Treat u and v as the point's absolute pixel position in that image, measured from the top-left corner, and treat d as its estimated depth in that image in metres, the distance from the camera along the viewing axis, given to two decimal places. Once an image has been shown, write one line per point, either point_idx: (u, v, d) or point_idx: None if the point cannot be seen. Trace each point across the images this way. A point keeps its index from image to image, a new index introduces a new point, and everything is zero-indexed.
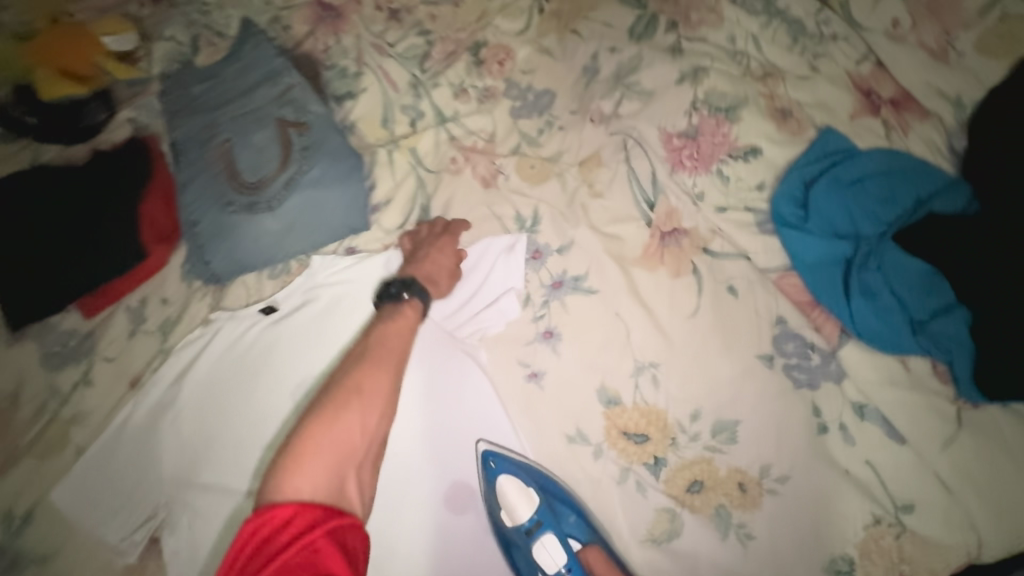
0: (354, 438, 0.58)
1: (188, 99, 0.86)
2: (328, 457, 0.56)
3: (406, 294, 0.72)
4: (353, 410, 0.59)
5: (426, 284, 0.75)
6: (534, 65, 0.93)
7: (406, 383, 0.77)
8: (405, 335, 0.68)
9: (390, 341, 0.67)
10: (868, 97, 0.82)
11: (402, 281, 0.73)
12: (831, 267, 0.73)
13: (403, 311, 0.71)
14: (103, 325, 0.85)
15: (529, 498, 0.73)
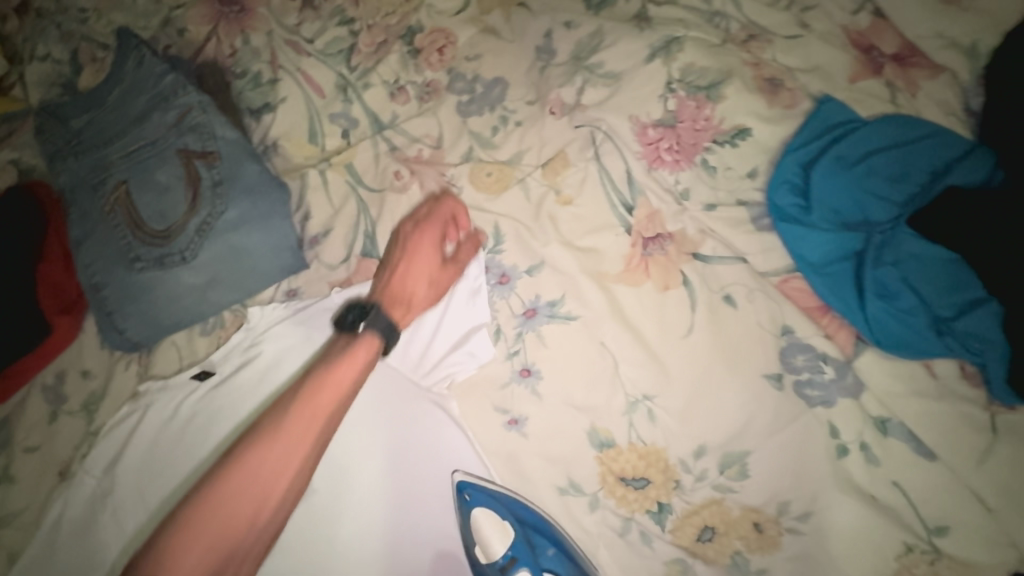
0: (251, 513, 0.49)
1: (70, 137, 0.73)
2: (214, 531, 0.48)
3: (363, 323, 0.61)
4: (259, 480, 0.50)
5: (389, 308, 0.63)
6: (480, 48, 0.79)
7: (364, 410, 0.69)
8: (352, 384, 0.57)
9: (333, 386, 0.56)
10: (868, 53, 0.71)
11: (362, 307, 0.62)
12: (840, 265, 0.64)
13: (358, 348, 0.59)
14: (18, 410, 0.74)
15: (505, 534, 0.64)
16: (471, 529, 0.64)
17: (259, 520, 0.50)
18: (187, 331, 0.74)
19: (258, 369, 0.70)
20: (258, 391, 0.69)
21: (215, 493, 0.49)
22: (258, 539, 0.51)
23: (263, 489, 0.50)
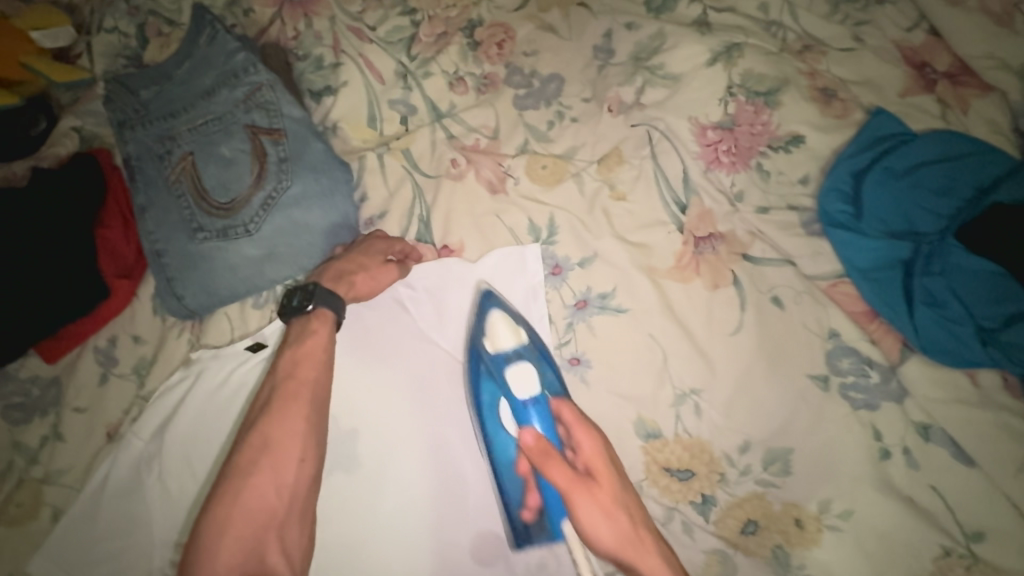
0: (269, 502, 0.56)
1: (138, 107, 0.74)
2: (242, 526, 0.55)
3: (311, 304, 0.65)
4: (263, 468, 0.57)
5: (334, 286, 0.68)
6: (538, 45, 0.81)
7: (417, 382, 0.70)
8: (317, 363, 0.64)
9: (301, 369, 0.63)
10: (920, 70, 0.72)
11: (304, 290, 0.66)
12: (888, 273, 0.65)
13: (313, 326, 0.65)
14: (70, 370, 0.76)
15: (518, 336, 0.68)
16: (485, 327, 0.69)
17: (277, 522, 0.57)
18: (239, 303, 0.75)
19: None
20: None
21: (222, 515, 0.55)
22: (289, 551, 0.57)
23: (269, 500, 0.57)
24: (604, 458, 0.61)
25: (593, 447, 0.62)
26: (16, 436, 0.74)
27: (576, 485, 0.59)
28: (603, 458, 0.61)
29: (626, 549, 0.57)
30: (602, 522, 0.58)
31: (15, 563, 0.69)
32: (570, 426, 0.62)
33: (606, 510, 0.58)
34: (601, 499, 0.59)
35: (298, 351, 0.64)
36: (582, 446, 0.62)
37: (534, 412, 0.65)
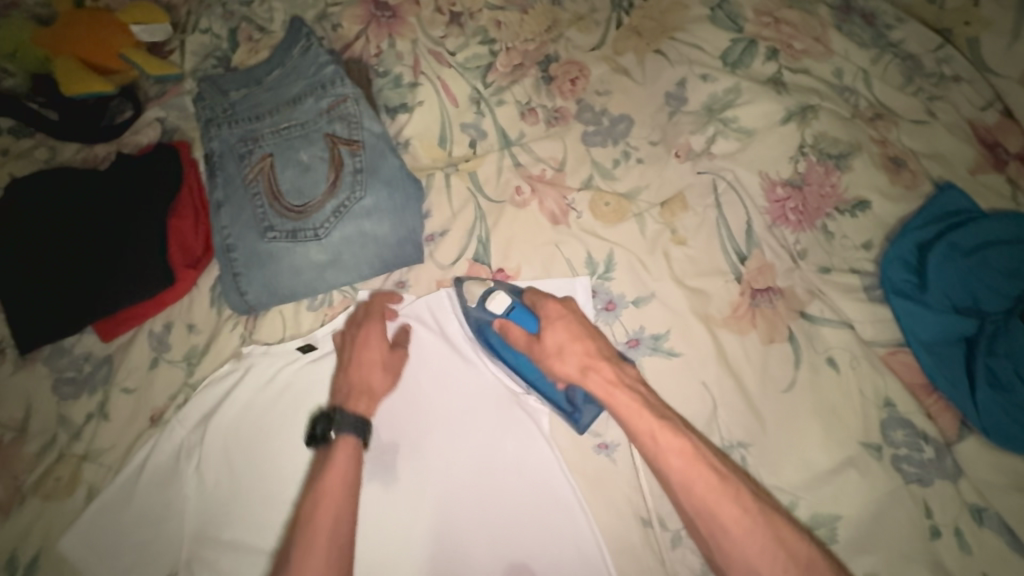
0: None
1: (226, 106, 0.78)
2: None
3: (335, 432, 0.63)
4: None
5: (353, 402, 0.66)
6: (610, 85, 0.82)
7: (455, 398, 0.71)
8: (337, 489, 0.58)
9: (321, 503, 0.57)
10: (991, 150, 0.73)
11: (326, 417, 0.64)
12: (951, 348, 0.65)
13: (336, 453, 0.62)
14: (122, 351, 0.77)
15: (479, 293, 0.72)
16: None
17: None
18: (294, 304, 0.76)
19: None
20: None
21: None
22: None
23: None
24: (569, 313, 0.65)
25: (555, 306, 0.66)
26: (62, 409, 0.75)
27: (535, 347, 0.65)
28: (572, 320, 0.64)
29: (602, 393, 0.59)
30: (556, 360, 0.63)
31: (44, 539, 0.69)
32: (550, 317, 0.65)
33: (556, 346, 0.64)
34: (552, 343, 0.64)
35: (318, 490, 0.58)
36: (541, 309, 0.66)
37: (514, 316, 0.67)
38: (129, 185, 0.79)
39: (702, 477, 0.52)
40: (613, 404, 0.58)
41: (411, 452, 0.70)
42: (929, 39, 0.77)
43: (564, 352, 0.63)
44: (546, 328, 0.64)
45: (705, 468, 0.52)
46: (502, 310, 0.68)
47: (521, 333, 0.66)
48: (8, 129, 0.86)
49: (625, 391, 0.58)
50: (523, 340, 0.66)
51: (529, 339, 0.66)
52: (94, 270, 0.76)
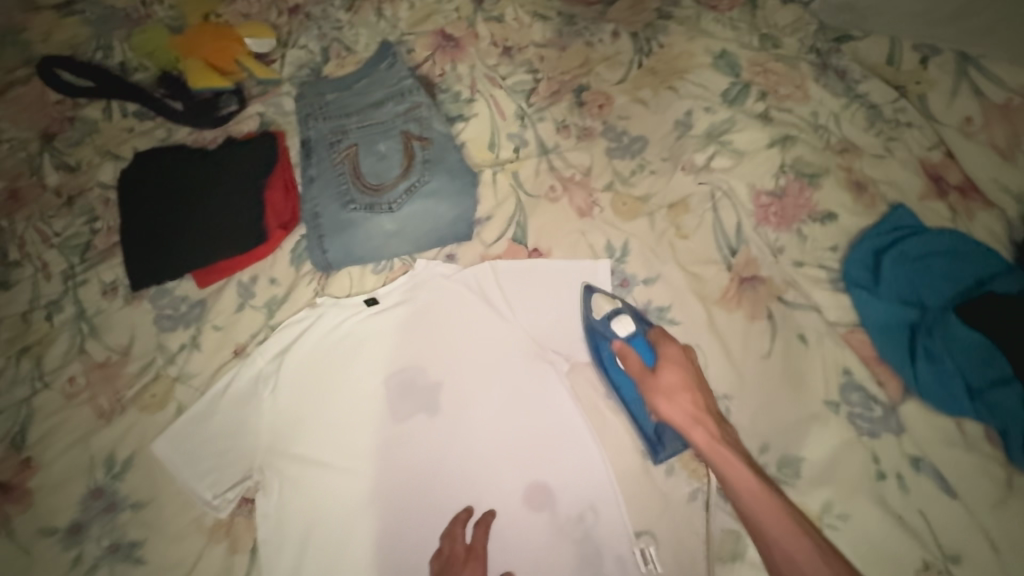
0: None
1: (322, 104, 0.96)
2: None
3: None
4: None
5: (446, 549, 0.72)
6: (630, 112, 1.01)
7: (493, 355, 0.84)
8: None
9: None
10: (936, 182, 0.90)
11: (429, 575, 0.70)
12: (897, 331, 0.80)
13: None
14: (213, 296, 0.92)
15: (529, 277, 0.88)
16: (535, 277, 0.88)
17: None
18: (361, 266, 0.91)
19: (417, 310, 0.87)
20: (414, 326, 0.87)
21: None
22: None
23: None
24: (688, 361, 0.75)
25: (677, 354, 0.75)
26: (161, 339, 0.89)
27: (647, 378, 0.74)
28: (685, 366, 0.74)
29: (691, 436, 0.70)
30: (663, 400, 0.72)
31: (139, 442, 0.83)
32: (670, 356, 0.75)
33: (667, 393, 0.72)
34: (664, 386, 0.73)
35: None
36: (662, 349, 0.76)
37: (635, 343, 0.79)
38: (235, 161, 0.97)
39: (789, 532, 0.60)
40: (717, 456, 0.67)
41: (451, 391, 0.83)
42: (889, 92, 0.96)
43: (674, 396, 0.72)
44: (662, 372, 0.74)
45: (790, 524, 0.61)
46: (626, 334, 0.80)
47: (637, 363, 0.76)
48: (133, 111, 1.03)
49: (727, 448, 0.67)
50: (637, 368, 0.75)
51: (644, 370, 0.75)
52: (204, 228, 0.93)
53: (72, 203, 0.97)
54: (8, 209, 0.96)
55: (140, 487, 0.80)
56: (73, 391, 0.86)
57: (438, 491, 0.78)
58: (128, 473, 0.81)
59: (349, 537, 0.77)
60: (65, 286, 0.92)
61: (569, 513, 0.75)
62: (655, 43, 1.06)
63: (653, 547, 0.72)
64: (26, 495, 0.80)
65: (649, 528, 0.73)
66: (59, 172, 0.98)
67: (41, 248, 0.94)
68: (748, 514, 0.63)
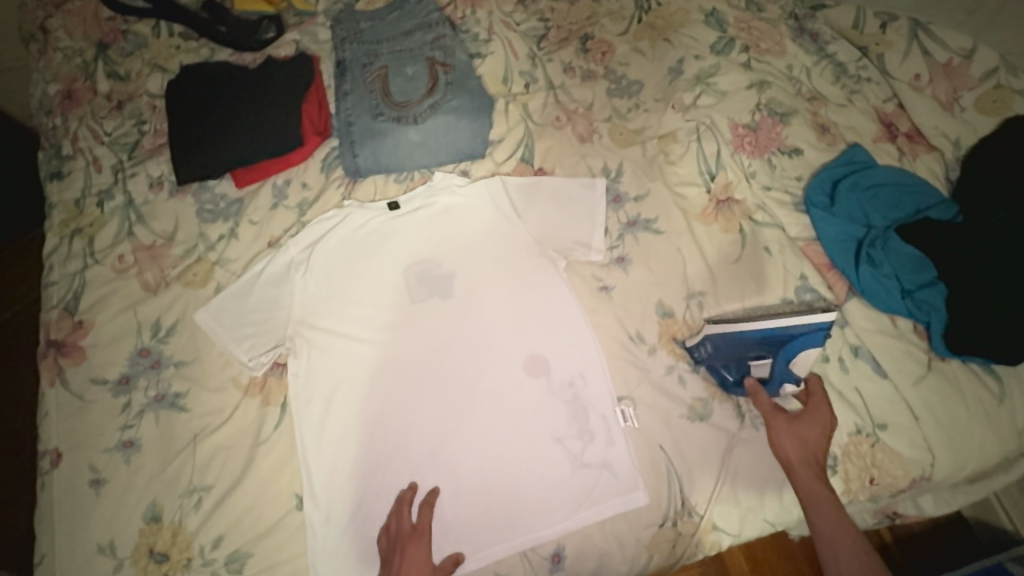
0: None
1: (356, 30, 1.08)
2: None
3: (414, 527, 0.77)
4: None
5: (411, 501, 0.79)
6: (629, 60, 1.14)
7: (504, 257, 0.96)
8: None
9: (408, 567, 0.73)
10: (888, 128, 1.05)
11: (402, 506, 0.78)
12: (846, 243, 0.94)
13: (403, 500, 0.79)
14: (250, 195, 1.02)
15: (533, 191, 0.98)
16: (537, 187, 0.99)
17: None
18: (384, 175, 1.02)
19: (436, 214, 0.99)
20: (434, 227, 0.99)
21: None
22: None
23: None
24: (823, 407, 0.79)
25: (825, 414, 0.79)
26: (202, 229, 0.99)
27: (774, 413, 0.79)
28: (820, 414, 0.78)
29: (790, 457, 0.76)
30: (788, 437, 0.77)
31: (182, 312, 0.93)
32: (809, 404, 0.80)
33: (798, 433, 0.77)
34: (796, 427, 0.78)
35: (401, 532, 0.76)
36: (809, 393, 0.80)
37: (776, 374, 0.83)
38: (275, 77, 1.07)
39: (843, 539, 0.69)
40: (798, 478, 0.75)
41: (465, 281, 0.95)
42: (854, 53, 1.11)
43: (794, 433, 0.77)
44: (801, 419, 0.78)
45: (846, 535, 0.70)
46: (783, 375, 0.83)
47: (768, 402, 0.80)
48: (179, 32, 1.13)
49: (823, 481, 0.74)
50: (766, 406, 0.80)
51: (780, 409, 0.79)
52: (245, 132, 1.02)
53: (121, 107, 1.07)
54: (64, 109, 1.07)
55: (184, 348, 0.90)
56: (122, 267, 0.95)
57: (450, 364, 0.89)
58: (172, 337, 0.91)
59: (370, 398, 0.88)
60: (115, 178, 1.02)
61: (562, 382, 0.87)
62: (654, 2, 1.19)
63: (632, 407, 0.85)
64: (80, 350, 0.90)
65: (630, 393, 0.86)
66: (110, 80, 1.09)
67: (94, 144, 1.04)
68: (820, 536, 0.71)
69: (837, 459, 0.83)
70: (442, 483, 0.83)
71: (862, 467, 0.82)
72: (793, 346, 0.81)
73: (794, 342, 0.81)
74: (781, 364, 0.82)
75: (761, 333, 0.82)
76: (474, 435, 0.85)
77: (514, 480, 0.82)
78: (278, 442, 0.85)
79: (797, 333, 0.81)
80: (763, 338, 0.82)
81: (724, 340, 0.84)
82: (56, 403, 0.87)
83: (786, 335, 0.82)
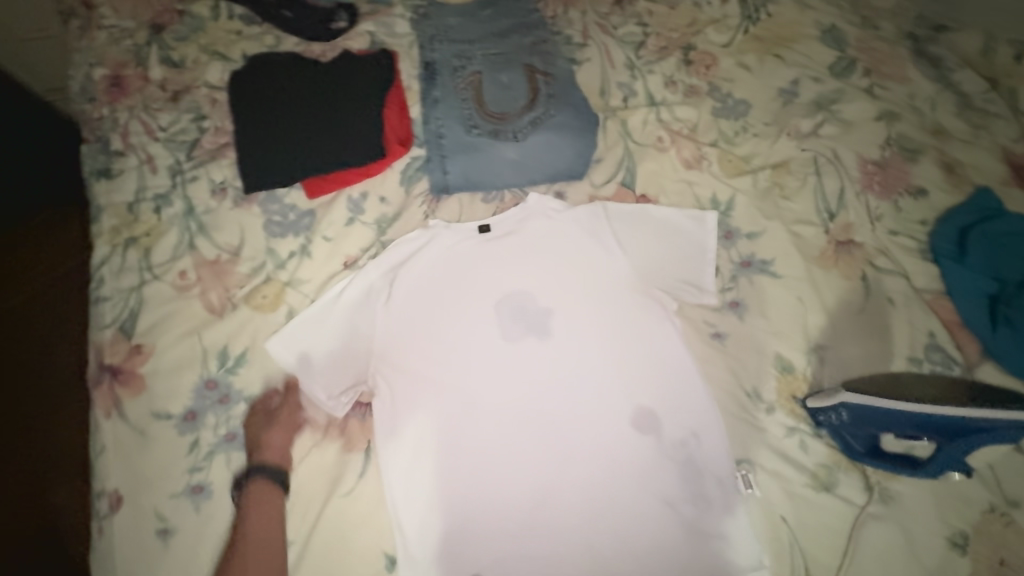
0: None
1: (444, 27, 0.99)
2: None
3: None
4: None
5: None
6: (734, 75, 1.04)
7: (605, 294, 0.87)
8: None
9: None
10: (1017, 171, 0.96)
11: None
12: (978, 299, 0.86)
13: None
14: (323, 207, 0.92)
15: (639, 221, 0.89)
16: (643, 219, 0.90)
17: None
18: (472, 194, 0.92)
19: (531, 241, 0.90)
20: (527, 256, 0.89)
21: None
22: None
23: None
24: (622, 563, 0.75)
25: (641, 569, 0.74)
26: (270, 245, 0.89)
27: None
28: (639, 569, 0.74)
29: None
30: None
31: (251, 340, 0.84)
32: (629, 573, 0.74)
33: None
34: None
35: None
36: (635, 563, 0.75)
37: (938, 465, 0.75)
38: (353, 74, 0.96)
39: None
40: None
41: (563, 319, 0.86)
42: (980, 84, 1.02)
43: None
44: None
45: None
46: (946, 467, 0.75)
47: None
48: (240, 15, 1.02)
49: None
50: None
51: None
52: (319, 137, 0.91)
53: (178, 98, 0.96)
54: (113, 97, 0.96)
55: (255, 381, 0.82)
56: (183, 285, 0.86)
57: (546, 410, 0.82)
58: (242, 368, 0.82)
59: (460, 445, 0.80)
60: (172, 181, 0.91)
61: (672, 440, 0.80)
62: (763, 12, 1.09)
63: (751, 473, 0.79)
64: (140, 379, 0.81)
65: (748, 456, 0.80)
66: (164, 67, 0.97)
67: (147, 141, 0.93)
68: None
69: (969, 538, 0.75)
70: (542, 546, 0.76)
71: (994, 550, 0.74)
72: (970, 440, 0.72)
73: (970, 436, 0.72)
74: (946, 454, 0.74)
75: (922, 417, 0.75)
76: (576, 492, 0.78)
77: (621, 547, 0.76)
78: (364, 493, 0.78)
79: (974, 426, 0.73)
80: (922, 421, 0.76)
81: (865, 413, 0.77)
82: (115, 437, 0.78)
83: (957, 425, 0.74)
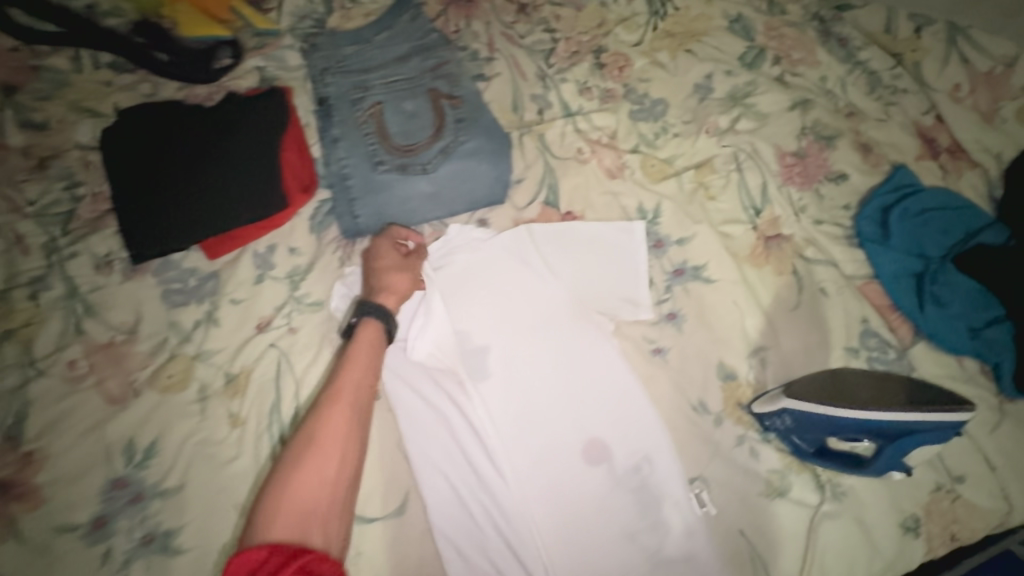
0: None
1: (338, 57, 0.93)
2: None
3: None
4: None
5: None
6: (649, 74, 1.01)
7: (542, 323, 0.83)
8: None
9: None
10: (930, 144, 0.98)
11: None
12: (907, 279, 0.88)
13: None
14: (227, 267, 0.84)
15: (566, 242, 0.87)
16: (568, 240, 0.87)
17: None
18: None
19: (457, 275, 0.84)
20: (455, 292, 0.84)
21: None
22: None
23: None
24: None
25: None
26: (172, 317, 0.81)
27: None
28: None
29: None
30: None
31: (160, 428, 0.76)
32: None
33: None
34: None
35: None
36: None
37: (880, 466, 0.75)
38: (242, 118, 0.88)
39: None
40: None
41: (501, 356, 0.81)
42: (887, 60, 1.03)
43: None
44: None
45: None
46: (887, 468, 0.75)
47: None
48: (107, 64, 0.92)
49: None
50: None
51: None
52: (212, 192, 0.84)
53: (44, 166, 0.85)
54: None
55: (169, 472, 0.74)
56: (75, 377, 0.77)
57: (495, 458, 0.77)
58: (152, 462, 0.74)
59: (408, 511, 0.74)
60: (49, 261, 0.81)
61: (626, 468, 0.77)
62: (670, 6, 1.06)
63: (706, 492, 0.77)
64: (32, 494, 0.71)
65: (701, 473, 0.78)
66: (25, 132, 0.87)
67: (12, 218, 0.82)
68: None
69: (920, 521, 0.76)
70: None
71: (944, 528, 0.76)
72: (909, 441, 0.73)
73: (909, 438, 0.73)
74: (888, 456, 0.74)
75: (864, 422, 0.75)
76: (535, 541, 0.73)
77: None
78: None
79: (913, 428, 0.73)
80: (864, 425, 0.75)
81: (807, 418, 0.76)
82: None
83: (897, 428, 0.74)
